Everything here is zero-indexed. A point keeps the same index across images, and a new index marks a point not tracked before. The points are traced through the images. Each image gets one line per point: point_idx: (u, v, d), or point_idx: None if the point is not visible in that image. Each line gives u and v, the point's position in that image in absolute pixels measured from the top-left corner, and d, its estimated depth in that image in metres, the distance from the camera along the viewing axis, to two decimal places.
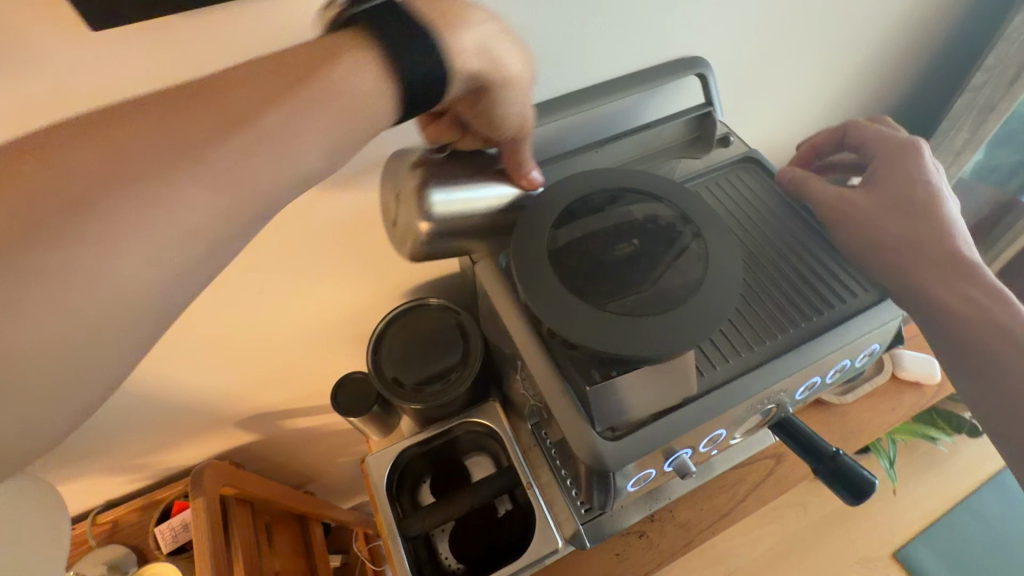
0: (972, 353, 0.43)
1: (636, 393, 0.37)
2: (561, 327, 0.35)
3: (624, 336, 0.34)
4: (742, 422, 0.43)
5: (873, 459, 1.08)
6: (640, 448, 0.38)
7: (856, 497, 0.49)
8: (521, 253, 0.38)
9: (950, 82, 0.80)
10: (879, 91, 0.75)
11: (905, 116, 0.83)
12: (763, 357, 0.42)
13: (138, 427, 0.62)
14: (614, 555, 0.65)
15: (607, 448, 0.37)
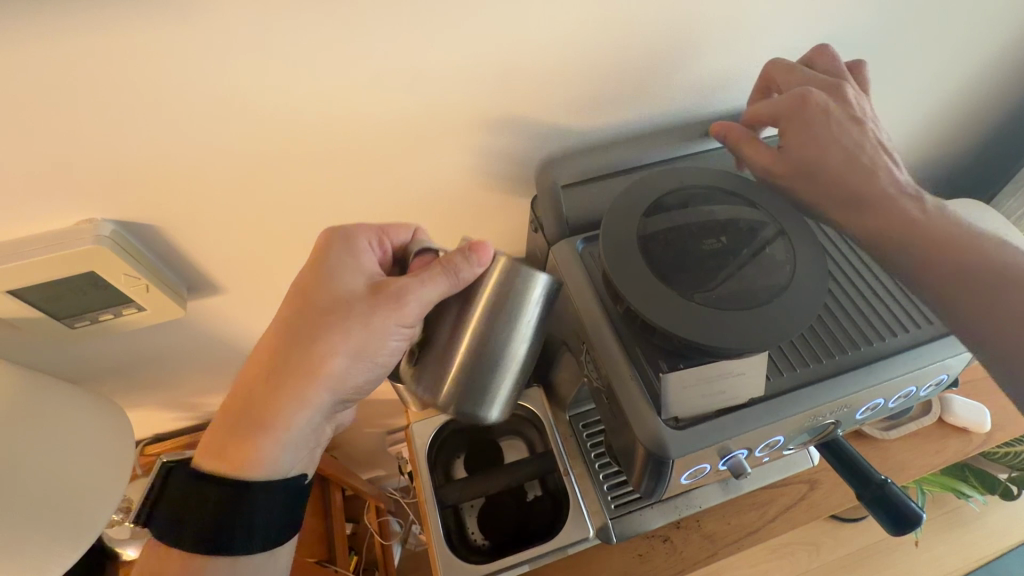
0: (962, 299, 0.41)
1: (706, 387, 0.37)
2: (646, 308, 0.37)
3: (710, 326, 0.36)
4: (798, 434, 0.44)
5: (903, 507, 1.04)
6: (702, 440, 0.38)
7: (899, 528, 0.48)
8: (611, 235, 0.41)
9: None
10: (961, 130, 0.74)
11: (986, 158, 0.81)
12: (830, 370, 0.42)
13: (201, 366, 0.66)
14: (636, 556, 0.66)
15: (671, 435, 0.38)
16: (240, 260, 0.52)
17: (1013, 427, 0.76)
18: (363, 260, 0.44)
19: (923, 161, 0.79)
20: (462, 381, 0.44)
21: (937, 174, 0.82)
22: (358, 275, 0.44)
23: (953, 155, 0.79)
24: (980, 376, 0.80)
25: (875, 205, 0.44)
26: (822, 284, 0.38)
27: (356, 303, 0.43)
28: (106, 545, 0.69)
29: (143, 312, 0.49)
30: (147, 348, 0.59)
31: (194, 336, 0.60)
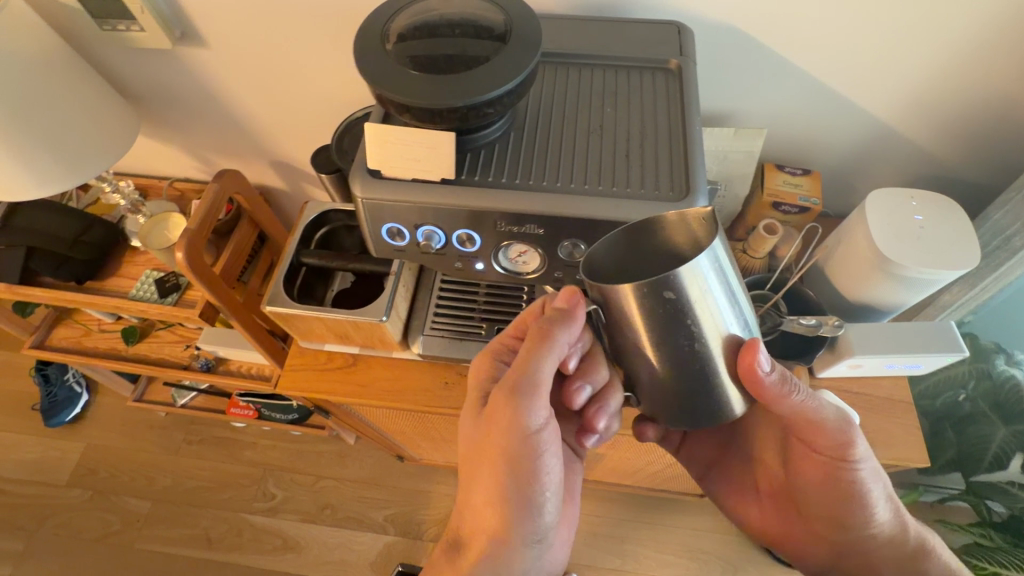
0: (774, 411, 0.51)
1: (382, 138, 0.45)
2: (355, 56, 0.44)
3: (390, 78, 0.43)
4: (496, 245, 0.48)
5: None
6: (369, 184, 0.46)
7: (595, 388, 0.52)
8: (379, 11, 0.48)
9: None
10: (940, 115, 0.66)
11: (986, 166, 0.70)
12: (516, 185, 0.46)
13: (205, 120, 0.88)
14: (443, 383, 0.75)
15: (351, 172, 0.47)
16: (216, 22, 0.71)
17: (889, 449, 0.69)
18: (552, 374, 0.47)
19: (909, 139, 0.70)
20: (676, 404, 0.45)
21: (931, 162, 0.72)
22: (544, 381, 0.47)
23: (951, 141, 0.68)
24: (882, 392, 0.72)
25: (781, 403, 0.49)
26: (508, 81, 0.42)
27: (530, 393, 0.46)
28: (124, 231, 0.98)
29: (146, 34, 0.71)
30: (166, 84, 0.82)
31: (196, 87, 0.81)
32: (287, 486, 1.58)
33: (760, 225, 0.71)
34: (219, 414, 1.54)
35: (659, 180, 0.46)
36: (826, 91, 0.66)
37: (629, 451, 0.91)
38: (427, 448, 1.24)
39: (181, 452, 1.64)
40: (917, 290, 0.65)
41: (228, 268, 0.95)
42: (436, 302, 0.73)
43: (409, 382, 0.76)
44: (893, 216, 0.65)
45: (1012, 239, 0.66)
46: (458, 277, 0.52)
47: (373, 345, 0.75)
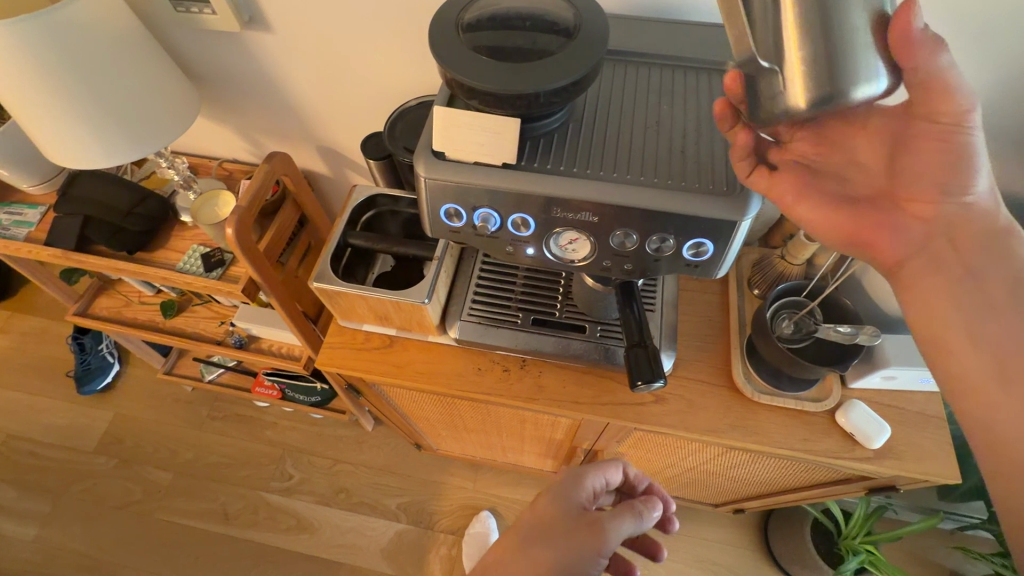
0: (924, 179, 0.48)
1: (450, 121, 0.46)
2: (430, 41, 0.47)
3: (463, 63, 0.45)
4: (549, 231, 0.50)
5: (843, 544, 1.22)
6: (435, 163, 0.48)
7: (635, 379, 0.53)
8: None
9: None
10: None
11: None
12: (574, 174, 0.47)
13: (261, 103, 0.92)
14: (476, 370, 0.77)
15: (419, 152, 0.49)
16: (283, 9, 0.74)
17: (919, 463, 0.68)
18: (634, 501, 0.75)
19: None
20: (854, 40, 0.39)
21: None
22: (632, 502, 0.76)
23: None
24: (915, 407, 0.72)
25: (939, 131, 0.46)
26: (576, 73, 0.44)
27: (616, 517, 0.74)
28: (175, 206, 1.02)
29: (217, 17, 0.74)
30: (228, 67, 0.85)
31: (257, 71, 0.85)
32: (304, 468, 1.61)
33: (800, 232, 0.71)
34: (244, 392, 1.58)
35: (714, 178, 0.47)
36: None
37: (651, 452, 0.92)
38: (447, 438, 1.26)
39: (205, 427, 1.69)
40: None
41: (271, 247, 0.98)
42: (473, 288, 0.76)
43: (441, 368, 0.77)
44: None
45: None
46: (507, 260, 0.54)
47: (411, 328, 0.77)
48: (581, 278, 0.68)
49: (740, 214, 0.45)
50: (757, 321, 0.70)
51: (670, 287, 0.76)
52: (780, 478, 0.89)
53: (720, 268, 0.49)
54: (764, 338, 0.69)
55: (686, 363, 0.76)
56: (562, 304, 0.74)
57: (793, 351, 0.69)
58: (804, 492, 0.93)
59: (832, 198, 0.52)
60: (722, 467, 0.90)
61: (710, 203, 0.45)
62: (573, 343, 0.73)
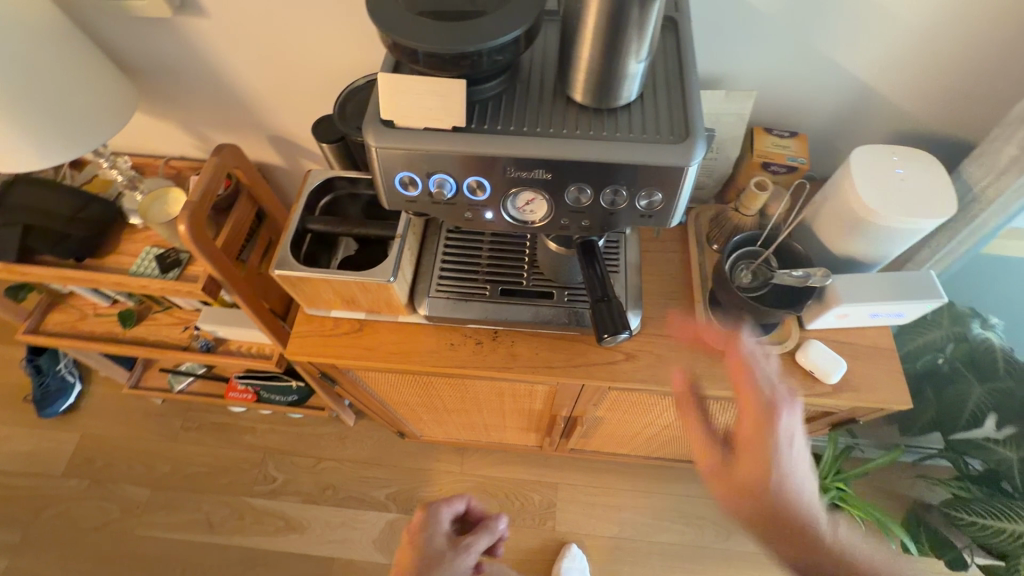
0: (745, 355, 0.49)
1: (396, 88, 0.46)
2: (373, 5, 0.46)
3: (407, 26, 0.44)
4: (505, 192, 0.50)
5: (818, 486, 1.29)
6: (387, 132, 0.48)
7: (601, 332, 0.55)
8: None
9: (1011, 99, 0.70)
10: (910, 78, 0.70)
11: (950, 127, 0.75)
12: (527, 133, 0.48)
13: (205, 94, 0.89)
14: (449, 345, 0.77)
15: (371, 121, 0.48)
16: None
17: (874, 392, 0.73)
18: None
19: (888, 98, 0.73)
20: (600, 72, 0.46)
21: (908, 122, 0.76)
22: None
23: (924, 101, 0.73)
24: (868, 342, 0.76)
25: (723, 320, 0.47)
26: (517, 29, 0.44)
27: None
28: (122, 209, 0.98)
29: (145, 3, 0.71)
30: (164, 57, 0.82)
31: (196, 59, 0.82)
32: (287, 469, 1.59)
33: (752, 183, 0.73)
34: (217, 398, 1.54)
35: (663, 129, 0.48)
36: (804, 56, 0.70)
37: (628, 412, 0.94)
38: (429, 422, 1.26)
39: (180, 438, 1.64)
40: (900, 240, 0.69)
41: (229, 244, 0.96)
42: (440, 263, 0.76)
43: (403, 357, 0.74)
44: (876, 170, 0.68)
45: (985, 191, 0.70)
46: (467, 228, 0.54)
47: (379, 310, 0.77)
48: (545, 243, 0.69)
49: (687, 159, 0.46)
50: (717, 273, 0.73)
51: (632, 247, 0.78)
52: None
53: (674, 216, 0.51)
54: (724, 288, 0.72)
55: (653, 320, 0.78)
56: (527, 272, 0.75)
57: (752, 298, 0.71)
58: None
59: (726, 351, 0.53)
60: (695, 420, 0.94)
61: (658, 151, 0.46)
62: (543, 309, 0.74)
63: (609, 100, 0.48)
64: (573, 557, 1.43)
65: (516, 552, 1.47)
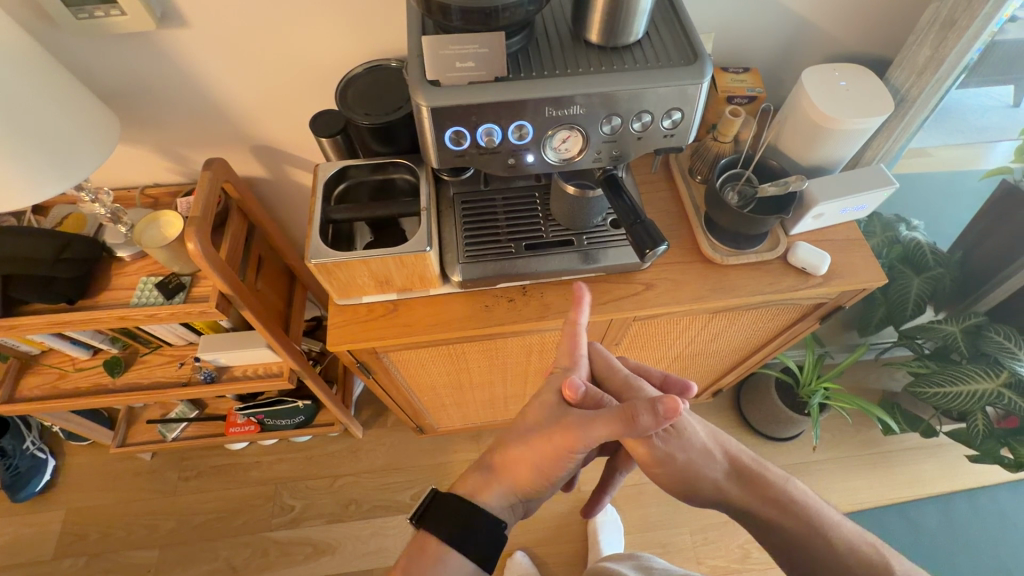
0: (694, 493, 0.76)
1: (443, 46, 0.50)
2: None
3: None
4: (545, 133, 0.56)
5: (807, 394, 1.43)
6: (437, 90, 0.52)
7: (642, 249, 0.61)
8: None
9: (914, 14, 0.84)
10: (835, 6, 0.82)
11: (871, 45, 0.89)
12: (561, 75, 0.54)
13: (185, 110, 0.88)
14: (484, 308, 0.82)
15: (419, 83, 0.52)
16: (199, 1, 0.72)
17: (856, 275, 0.84)
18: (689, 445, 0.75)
19: (819, 27, 0.85)
20: (612, 13, 0.52)
21: (839, 46, 0.88)
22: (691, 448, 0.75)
23: (849, 25, 0.85)
24: (841, 236, 0.88)
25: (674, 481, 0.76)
26: None
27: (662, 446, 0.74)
28: (106, 244, 0.94)
29: (127, 18, 0.70)
30: (144, 77, 0.81)
31: (175, 74, 0.81)
32: (304, 494, 1.55)
33: (725, 112, 0.83)
34: (217, 438, 1.48)
35: (674, 57, 0.55)
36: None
37: (645, 348, 1.02)
38: (450, 408, 1.29)
39: (180, 490, 1.56)
40: (855, 140, 0.80)
41: (232, 259, 0.95)
42: (462, 231, 0.80)
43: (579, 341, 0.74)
44: (825, 83, 0.80)
45: (909, 92, 0.83)
46: (511, 173, 0.59)
47: (412, 287, 0.80)
48: (560, 192, 0.75)
49: (699, 78, 0.53)
50: (711, 196, 0.82)
51: (632, 190, 0.86)
52: (753, 336, 1.03)
53: (691, 133, 0.58)
54: (720, 207, 0.81)
55: (662, 251, 0.86)
56: (545, 225, 0.81)
57: (745, 212, 0.80)
58: (773, 344, 1.09)
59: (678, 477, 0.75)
60: (705, 342, 1.03)
61: (675, 74, 0.53)
62: (568, 255, 0.80)
63: (624, 36, 0.54)
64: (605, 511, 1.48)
65: (549, 520, 1.52)
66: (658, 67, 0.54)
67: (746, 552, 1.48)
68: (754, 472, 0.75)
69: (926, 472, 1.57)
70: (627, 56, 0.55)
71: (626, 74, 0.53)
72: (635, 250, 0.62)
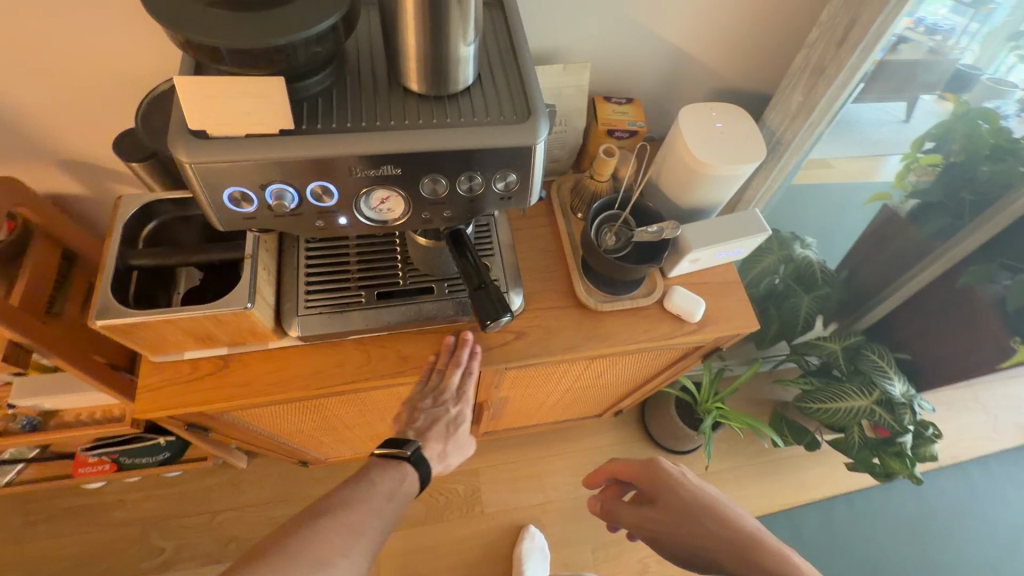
0: (686, 558, 0.66)
1: (203, 94, 0.40)
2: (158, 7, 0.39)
3: (204, 27, 0.39)
4: (356, 194, 0.47)
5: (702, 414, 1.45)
6: (205, 146, 0.42)
7: (484, 320, 0.54)
8: None
9: (792, 53, 0.82)
10: (716, 40, 0.78)
11: (754, 80, 0.86)
12: (368, 128, 0.45)
13: None
14: (335, 363, 0.72)
15: (184, 135, 0.42)
16: None
17: (730, 321, 0.82)
18: (668, 496, 0.72)
19: (700, 60, 0.81)
20: (427, 60, 0.44)
21: (719, 81, 0.85)
22: (667, 501, 0.71)
23: (730, 62, 0.82)
24: (720, 278, 0.85)
25: (662, 542, 0.70)
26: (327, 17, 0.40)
27: (643, 514, 0.74)
28: None
29: None
30: None
31: None
32: (175, 535, 1.40)
33: (601, 150, 0.78)
34: (62, 480, 1.29)
35: (508, 110, 0.47)
36: (627, 26, 0.75)
37: (530, 386, 0.97)
38: (331, 444, 1.18)
39: (22, 539, 1.36)
40: (728, 185, 0.77)
41: (30, 299, 0.80)
42: (304, 277, 0.70)
43: (445, 382, 0.73)
44: (700, 124, 0.76)
45: (782, 135, 0.81)
46: (323, 237, 0.50)
47: (243, 341, 0.69)
48: (411, 238, 0.66)
49: (533, 136, 0.46)
50: (585, 239, 0.76)
51: (503, 228, 0.78)
52: (640, 371, 1.00)
53: (533, 194, 0.51)
54: (592, 253, 0.76)
55: (537, 296, 0.80)
56: (402, 270, 0.72)
57: (615, 257, 0.76)
58: (661, 376, 1.07)
59: (665, 542, 0.69)
60: (592, 379, 0.99)
61: (506, 132, 0.46)
62: (425, 305, 0.71)
63: (447, 84, 0.46)
64: (529, 537, 1.46)
65: (450, 546, 1.47)
66: (487, 123, 0.46)
67: (645, 566, 1.50)
68: (755, 539, 0.63)
69: (812, 478, 1.66)
70: (453, 107, 0.47)
71: (447, 130, 0.45)
72: (480, 320, 0.55)
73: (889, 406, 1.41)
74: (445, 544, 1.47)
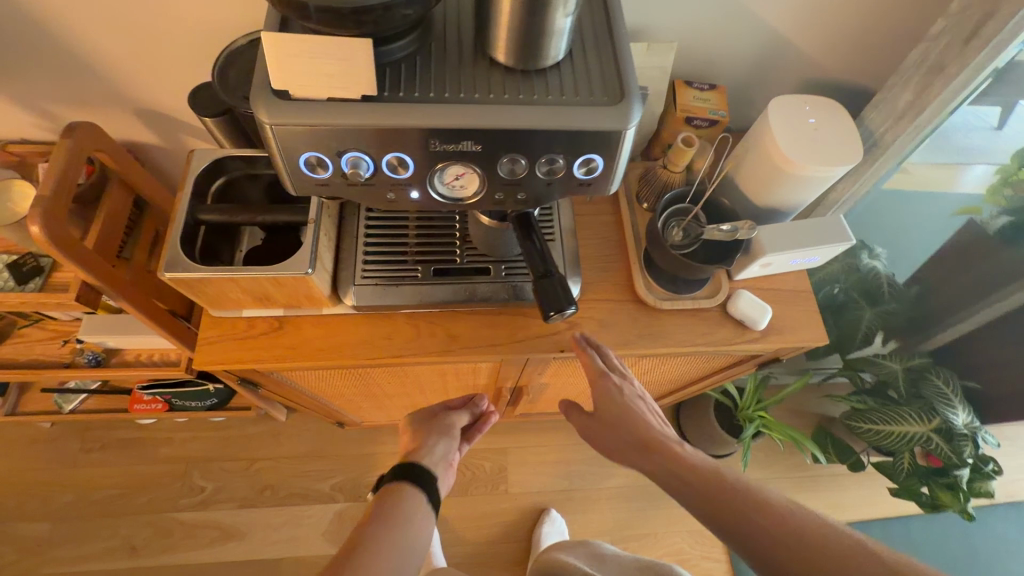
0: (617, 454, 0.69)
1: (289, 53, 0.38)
2: None
3: None
4: (431, 168, 0.45)
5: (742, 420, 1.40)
6: (286, 107, 0.40)
7: (546, 309, 0.52)
8: None
9: (905, 47, 0.74)
10: (820, 27, 0.72)
11: (856, 74, 0.78)
12: (450, 100, 0.42)
13: (40, 61, 0.72)
14: (385, 335, 0.72)
15: (266, 95, 0.41)
16: None
17: (797, 332, 0.77)
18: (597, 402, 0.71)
19: (799, 48, 0.75)
20: (520, 31, 0.41)
21: (816, 72, 0.78)
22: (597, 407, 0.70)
23: (832, 52, 0.75)
24: (790, 286, 0.80)
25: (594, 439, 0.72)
26: None
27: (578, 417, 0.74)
28: None
29: None
30: None
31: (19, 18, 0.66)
32: (216, 476, 1.47)
33: (679, 139, 0.73)
34: (118, 414, 1.37)
35: (599, 91, 0.44)
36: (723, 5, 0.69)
37: (573, 376, 0.95)
38: (369, 409, 1.20)
39: (81, 462, 1.46)
40: (816, 186, 0.71)
41: (103, 242, 0.83)
42: (363, 247, 0.69)
43: None
44: (791, 118, 0.70)
45: (881, 137, 0.74)
46: (392, 210, 0.48)
47: (299, 304, 0.69)
48: (475, 216, 0.64)
49: (624, 120, 0.43)
50: (651, 231, 0.72)
51: (566, 212, 0.75)
52: (687, 373, 0.97)
53: (614, 183, 0.48)
54: (658, 246, 0.72)
55: (593, 286, 0.77)
56: (460, 247, 0.71)
57: (681, 254, 0.72)
58: (707, 380, 1.03)
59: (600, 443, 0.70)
60: (637, 376, 0.96)
61: (595, 114, 0.43)
62: (480, 286, 0.70)
63: (537, 59, 0.43)
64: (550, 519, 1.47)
65: (472, 519, 1.49)
66: (576, 103, 0.43)
67: None
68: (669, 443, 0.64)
69: (850, 498, 1.59)
70: (540, 83, 0.44)
71: (533, 107, 0.43)
72: (541, 309, 0.53)
73: (949, 435, 1.32)
74: (468, 517, 1.49)
